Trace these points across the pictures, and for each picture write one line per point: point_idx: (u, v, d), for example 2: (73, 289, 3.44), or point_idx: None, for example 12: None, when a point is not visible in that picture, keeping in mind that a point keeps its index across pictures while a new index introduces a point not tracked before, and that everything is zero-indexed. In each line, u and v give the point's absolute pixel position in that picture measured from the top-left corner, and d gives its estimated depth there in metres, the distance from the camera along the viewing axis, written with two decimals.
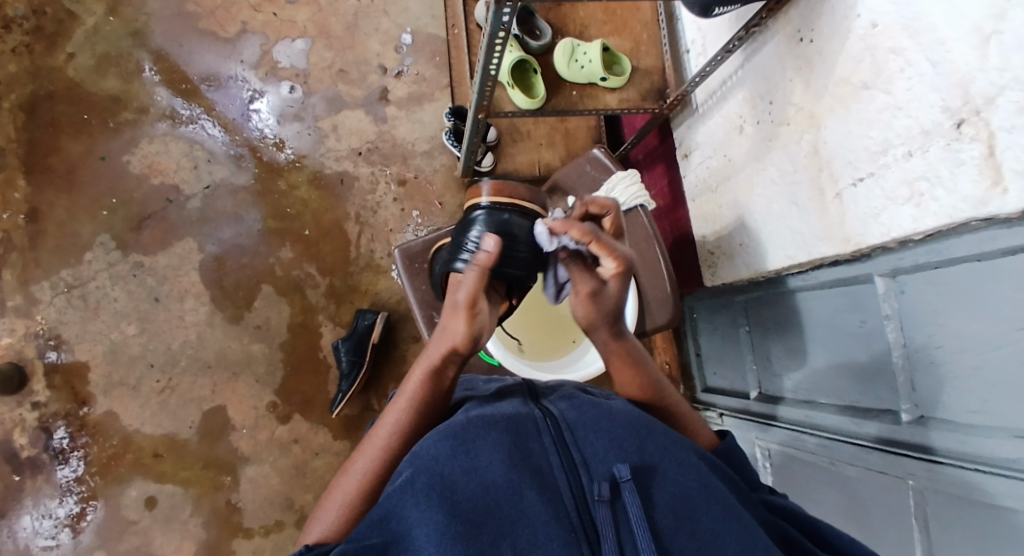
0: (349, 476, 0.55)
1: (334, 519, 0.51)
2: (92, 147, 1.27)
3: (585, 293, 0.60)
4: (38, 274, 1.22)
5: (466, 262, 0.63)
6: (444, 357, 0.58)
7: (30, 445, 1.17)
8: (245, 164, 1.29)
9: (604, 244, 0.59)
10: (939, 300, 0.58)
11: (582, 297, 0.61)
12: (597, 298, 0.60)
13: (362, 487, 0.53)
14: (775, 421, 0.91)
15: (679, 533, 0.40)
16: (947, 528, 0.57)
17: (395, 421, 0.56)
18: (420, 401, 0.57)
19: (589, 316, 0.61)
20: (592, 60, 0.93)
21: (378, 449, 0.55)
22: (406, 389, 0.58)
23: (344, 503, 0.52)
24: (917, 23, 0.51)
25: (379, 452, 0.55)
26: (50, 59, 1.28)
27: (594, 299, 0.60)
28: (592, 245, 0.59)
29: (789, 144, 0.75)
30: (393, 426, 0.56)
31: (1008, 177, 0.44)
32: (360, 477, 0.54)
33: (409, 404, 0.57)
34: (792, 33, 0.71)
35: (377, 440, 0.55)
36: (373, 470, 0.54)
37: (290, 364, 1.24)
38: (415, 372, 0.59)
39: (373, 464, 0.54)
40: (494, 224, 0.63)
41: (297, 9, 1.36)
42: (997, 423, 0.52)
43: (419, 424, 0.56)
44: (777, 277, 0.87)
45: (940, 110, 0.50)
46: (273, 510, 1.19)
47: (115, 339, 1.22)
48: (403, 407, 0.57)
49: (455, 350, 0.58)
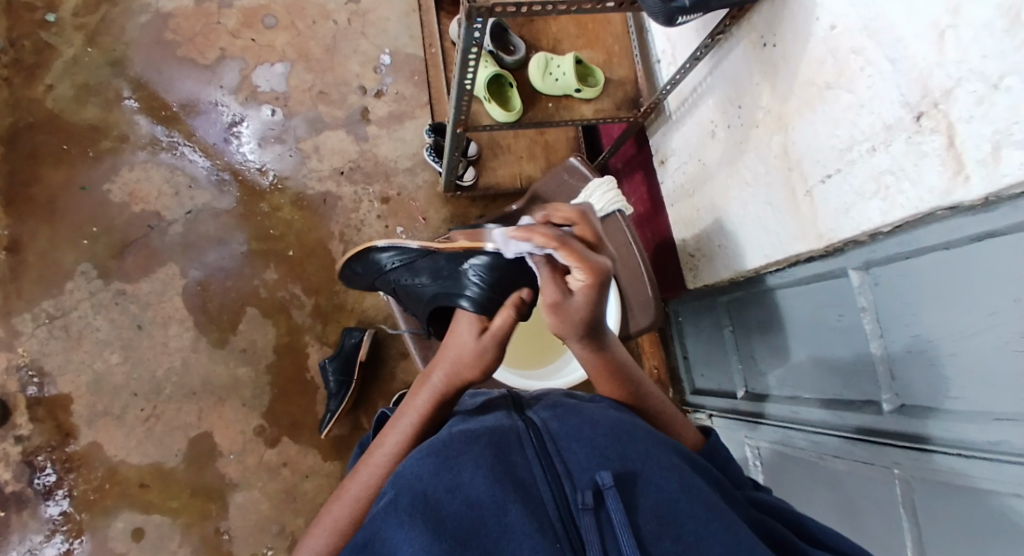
0: (339, 503, 0.55)
1: (322, 547, 0.52)
2: (73, 176, 1.26)
3: (549, 302, 0.55)
4: (20, 305, 1.20)
5: (470, 302, 0.66)
6: (451, 392, 0.61)
7: (14, 481, 1.14)
8: (228, 188, 1.29)
9: (573, 251, 0.54)
10: (912, 290, 0.59)
11: (547, 306, 0.56)
12: (563, 308, 0.55)
13: (351, 511, 0.54)
14: (762, 419, 0.92)
15: (662, 538, 0.40)
16: (935, 518, 0.57)
17: (389, 448, 0.57)
18: (415, 433, 0.58)
19: (560, 326, 0.57)
20: (566, 72, 0.95)
21: (369, 477, 0.55)
22: (405, 421, 0.59)
23: (332, 533, 0.53)
24: (874, 24, 0.53)
25: (370, 480, 0.55)
26: (29, 91, 1.28)
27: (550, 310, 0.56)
28: (559, 251, 0.54)
29: (759, 146, 0.76)
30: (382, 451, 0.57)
31: (970, 165, 0.45)
32: (351, 503, 0.54)
33: (396, 443, 0.57)
34: (756, 39, 0.73)
35: (370, 470, 0.56)
36: (361, 496, 0.54)
37: (277, 386, 1.23)
38: (416, 401, 0.60)
39: (362, 491, 0.55)
40: (498, 274, 0.65)
41: (276, 33, 1.37)
42: (977, 408, 0.53)
43: (400, 446, 0.57)
44: (756, 277, 0.88)
45: (900, 105, 0.52)
46: (264, 537, 1.17)
47: (99, 368, 1.20)
48: (398, 439, 0.57)
49: (464, 384, 0.62)
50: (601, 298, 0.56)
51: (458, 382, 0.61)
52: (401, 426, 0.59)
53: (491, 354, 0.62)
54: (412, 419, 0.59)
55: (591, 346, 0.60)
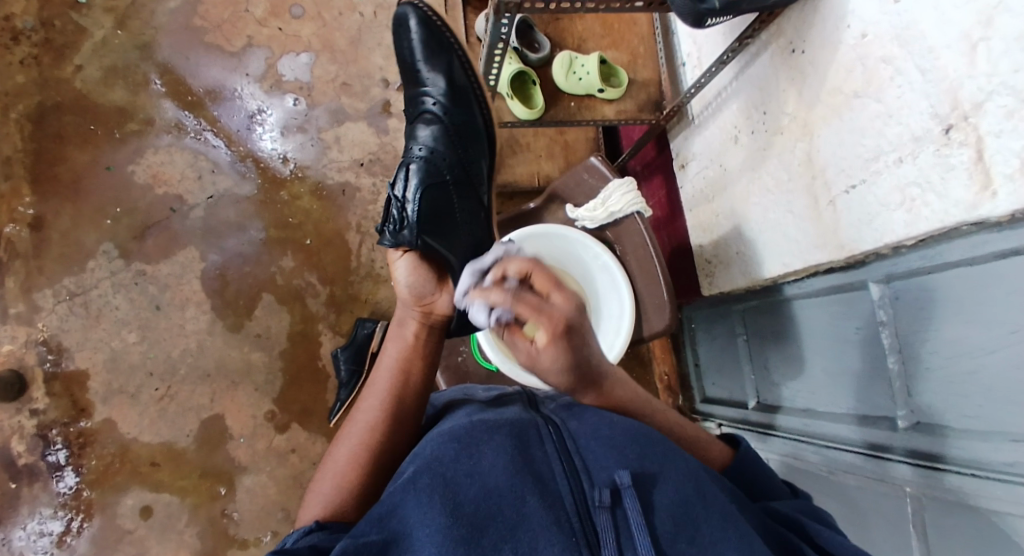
0: (343, 445, 0.59)
1: (325, 493, 0.55)
2: (98, 157, 1.29)
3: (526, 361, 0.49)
4: (41, 281, 1.23)
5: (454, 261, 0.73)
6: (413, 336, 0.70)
7: (28, 453, 1.17)
8: (249, 175, 1.31)
9: (530, 305, 0.46)
10: (933, 305, 0.58)
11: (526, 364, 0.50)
12: (536, 364, 0.48)
13: (353, 456, 0.58)
14: (774, 431, 0.92)
15: (678, 539, 0.39)
16: (944, 534, 0.55)
17: (383, 392, 0.63)
18: (398, 378, 0.64)
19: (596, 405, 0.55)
20: (590, 72, 0.95)
21: (364, 427, 0.60)
22: (386, 365, 0.66)
23: (337, 483, 0.55)
24: (906, 33, 0.52)
25: (367, 428, 0.60)
26: (59, 71, 1.31)
27: (546, 315, 0.45)
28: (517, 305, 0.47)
29: (783, 153, 0.76)
30: (378, 394, 0.63)
31: (998, 180, 0.44)
32: (351, 452, 0.58)
33: (382, 392, 0.63)
34: (784, 45, 0.73)
35: (362, 421, 0.60)
36: (367, 438, 0.59)
37: (289, 372, 1.24)
38: (388, 352, 0.68)
39: (361, 440, 0.59)
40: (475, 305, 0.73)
41: (302, 24, 1.38)
42: (994, 426, 0.52)
43: (388, 395, 0.62)
44: (774, 285, 0.88)
45: (930, 117, 0.51)
46: (270, 520, 1.18)
47: (116, 346, 1.22)
48: (385, 383, 0.64)
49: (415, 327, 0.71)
50: (572, 345, 0.47)
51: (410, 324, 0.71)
52: (385, 369, 0.66)
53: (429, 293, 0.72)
54: (397, 353, 0.68)
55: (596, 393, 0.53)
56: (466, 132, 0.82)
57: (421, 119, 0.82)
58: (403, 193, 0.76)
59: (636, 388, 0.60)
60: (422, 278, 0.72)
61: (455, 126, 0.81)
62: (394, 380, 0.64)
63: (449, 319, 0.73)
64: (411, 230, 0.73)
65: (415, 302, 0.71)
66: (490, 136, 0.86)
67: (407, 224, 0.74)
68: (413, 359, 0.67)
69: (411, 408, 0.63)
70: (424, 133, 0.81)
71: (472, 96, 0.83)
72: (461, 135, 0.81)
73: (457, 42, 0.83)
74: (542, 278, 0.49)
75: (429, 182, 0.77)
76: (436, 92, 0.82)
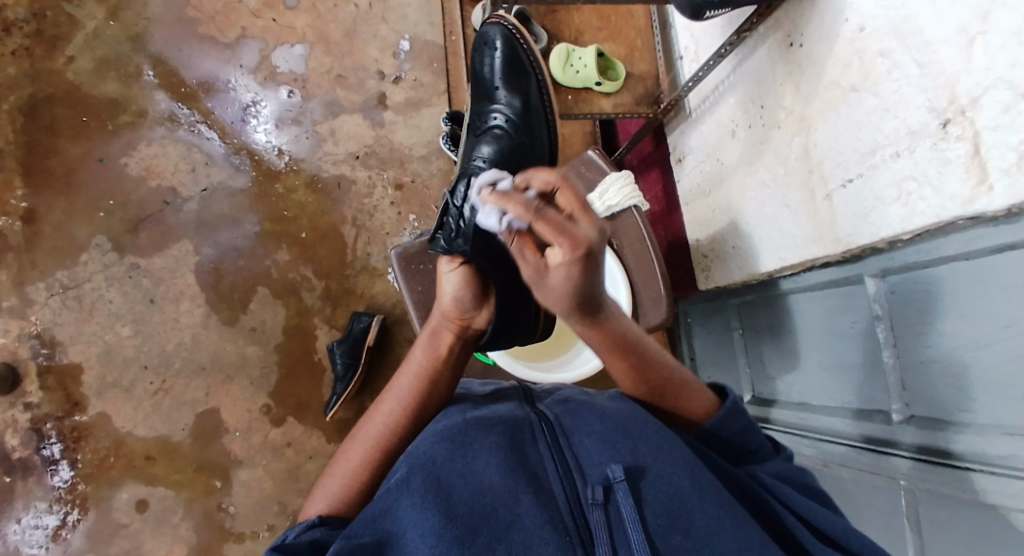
0: (355, 445, 0.59)
1: (336, 493, 0.55)
2: (90, 149, 1.28)
3: (530, 277, 0.46)
4: (33, 275, 1.22)
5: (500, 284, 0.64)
6: (446, 343, 0.67)
7: (22, 447, 1.16)
8: (243, 168, 1.30)
9: (553, 225, 0.42)
10: (927, 301, 0.58)
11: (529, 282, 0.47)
12: (541, 284, 0.46)
13: (365, 457, 0.58)
14: (770, 423, 0.92)
15: (672, 533, 0.40)
16: (937, 529, 0.56)
17: (402, 393, 0.62)
18: (425, 385, 0.63)
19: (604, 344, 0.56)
20: (587, 65, 0.95)
21: (379, 428, 0.59)
22: (411, 368, 0.65)
23: (347, 482, 0.55)
24: (904, 26, 0.52)
25: (382, 429, 0.59)
26: (50, 61, 1.29)
27: (570, 237, 0.41)
28: (536, 224, 0.42)
29: (780, 147, 0.75)
30: (397, 395, 0.62)
31: (994, 174, 0.44)
32: (364, 452, 0.58)
33: (402, 395, 0.62)
34: (782, 38, 0.72)
35: (377, 422, 0.60)
36: (378, 440, 0.58)
37: (284, 366, 1.24)
38: (415, 355, 0.66)
39: (375, 440, 0.59)
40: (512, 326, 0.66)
41: (297, 15, 1.37)
42: (987, 421, 0.52)
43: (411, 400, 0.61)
44: (770, 279, 0.88)
45: (927, 111, 0.51)
46: (265, 514, 1.18)
47: (110, 340, 1.21)
48: (409, 386, 0.63)
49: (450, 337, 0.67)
50: (592, 271, 0.44)
51: (445, 333, 0.67)
52: (408, 372, 0.64)
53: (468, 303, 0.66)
54: (424, 357, 0.65)
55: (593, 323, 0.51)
56: (526, 148, 0.87)
57: (488, 132, 0.88)
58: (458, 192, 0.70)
59: (631, 324, 0.58)
60: (468, 290, 0.66)
61: (517, 142, 0.85)
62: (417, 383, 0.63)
63: (482, 334, 0.69)
64: (465, 239, 0.64)
65: (451, 308, 0.67)
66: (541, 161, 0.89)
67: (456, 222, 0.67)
68: (440, 368, 0.65)
69: (428, 409, 0.62)
70: (486, 147, 0.86)
71: (538, 113, 0.88)
72: (518, 153, 0.85)
73: (536, 65, 0.88)
74: (569, 196, 0.44)
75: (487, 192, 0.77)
76: (504, 109, 0.87)
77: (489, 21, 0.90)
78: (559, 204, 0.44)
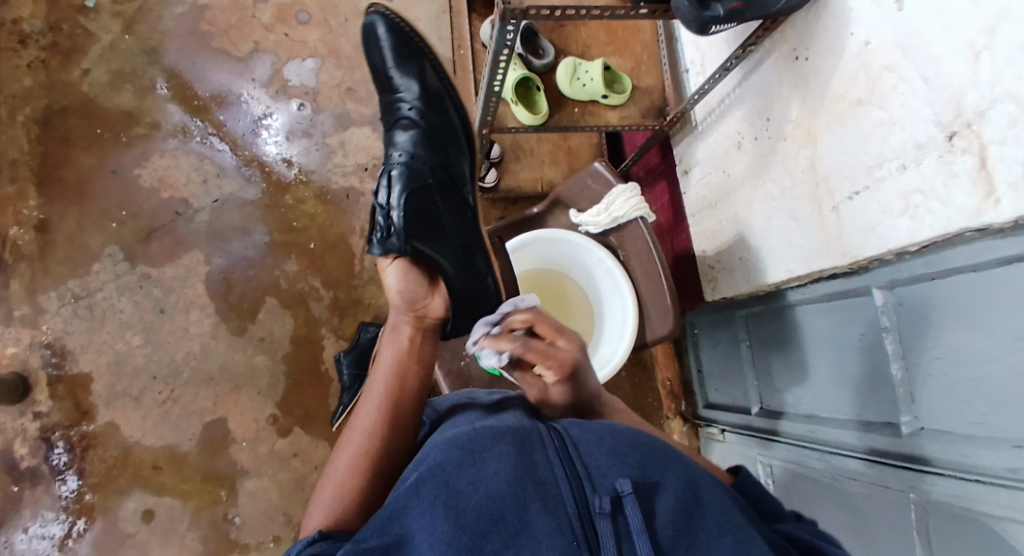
0: (341, 454, 0.59)
1: (328, 503, 0.54)
2: (104, 160, 1.30)
3: (535, 398, 0.64)
4: (46, 284, 1.24)
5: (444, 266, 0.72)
6: (407, 341, 0.69)
7: (31, 455, 1.17)
8: (254, 179, 1.32)
9: (539, 352, 0.61)
10: (938, 313, 0.58)
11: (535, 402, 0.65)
12: (544, 400, 0.64)
13: (354, 463, 0.57)
14: (778, 437, 0.91)
15: (679, 543, 0.39)
16: (950, 545, 0.56)
17: (379, 395, 0.63)
18: (396, 383, 0.64)
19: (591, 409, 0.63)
20: (594, 78, 0.95)
21: (363, 433, 0.59)
22: (382, 370, 0.66)
23: (338, 491, 0.55)
24: (910, 41, 0.53)
25: (365, 433, 0.59)
26: (66, 74, 1.32)
27: (556, 361, 0.61)
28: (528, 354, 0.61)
29: (786, 160, 0.76)
30: (374, 398, 0.63)
31: (1001, 188, 0.44)
32: (351, 459, 0.57)
33: (380, 396, 0.63)
34: (788, 52, 0.73)
35: (361, 426, 0.60)
36: (363, 444, 0.58)
37: (292, 376, 1.25)
38: (383, 357, 0.68)
39: (362, 446, 0.58)
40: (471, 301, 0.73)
41: (308, 30, 1.39)
42: (997, 434, 0.52)
43: (387, 399, 0.62)
44: (777, 291, 0.88)
45: (933, 124, 0.51)
46: (271, 525, 1.18)
47: (120, 349, 1.23)
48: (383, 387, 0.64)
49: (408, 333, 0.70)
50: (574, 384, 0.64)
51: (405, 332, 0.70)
52: (380, 373, 0.66)
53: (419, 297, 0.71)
54: (391, 356, 0.67)
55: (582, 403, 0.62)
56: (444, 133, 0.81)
57: (400, 124, 0.82)
58: (388, 199, 0.76)
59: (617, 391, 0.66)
60: (411, 283, 0.71)
61: (431, 130, 0.80)
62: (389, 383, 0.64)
63: (441, 322, 0.73)
64: (398, 237, 0.72)
65: (404, 305, 0.70)
66: (468, 137, 0.85)
67: (391, 228, 0.73)
68: (406, 364, 0.67)
69: (406, 409, 0.63)
70: (402, 138, 0.80)
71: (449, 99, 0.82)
72: (438, 137, 0.80)
73: (426, 49, 0.82)
74: (546, 328, 0.64)
75: (414, 187, 0.75)
76: (407, 92, 0.81)
77: (371, 9, 0.82)
78: (540, 333, 0.64)
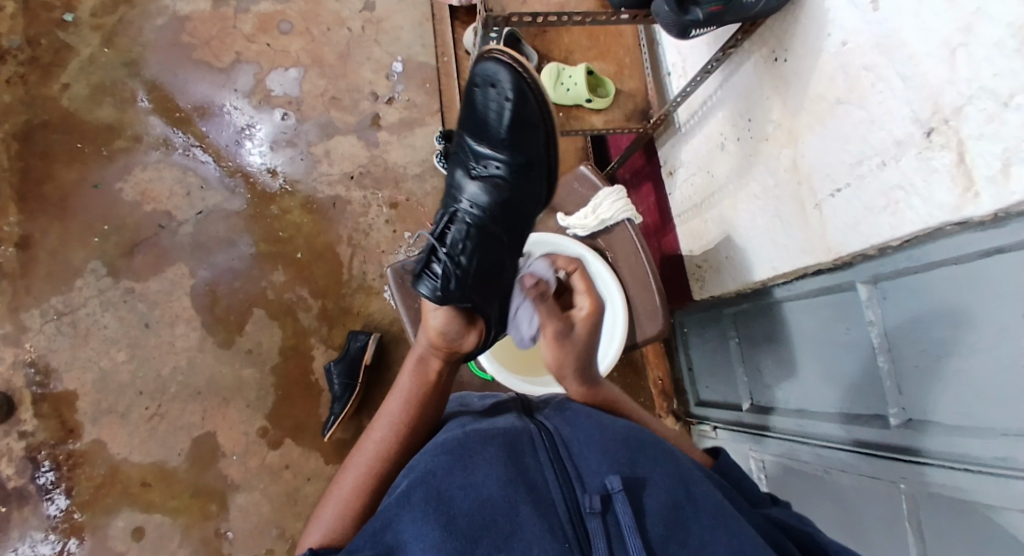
0: (348, 474, 0.58)
1: (330, 525, 0.54)
2: (86, 174, 1.28)
3: (552, 334, 0.72)
4: (28, 301, 1.21)
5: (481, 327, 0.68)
6: (430, 372, 0.66)
7: (15, 476, 1.15)
8: (238, 191, 1.30)
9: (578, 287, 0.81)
10: (919, 306, 0.59)
11: (551, 340, 0.72)
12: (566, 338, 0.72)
13: (359, 486, 0.57)
14: (768, 431, 0.92)
15: (670, 541, 0.40)
16: (938, 533, 0.57)
17: (392, 418, 0.61)
18: (412, 408, 0.63)
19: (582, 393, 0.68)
20: (577, 83, 0.97)
21: (371, 456, 0.59)
22: (400, 392, 0.64)
23: (342, 512, 0.55)
24: (887, 41, 0.54)
25: (375, 456, 0.59)
26: (45, 89, 1.30)
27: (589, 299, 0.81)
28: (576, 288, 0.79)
29: (769, 160, 0.77)
30: (387, 421, 0.61)
31: (979, 182, 0.46)
32: (357, 481, 0.57)
33: (394, 420, 0.61)
34: (768, 54, 0.74)
35: (371, 448, 0.59)
36: (371, 469, 0.58)
37: (281, 388, 1.23)
38: (403, 379, 0.65)
39: (368, 468, 0.58)
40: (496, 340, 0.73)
41: (291, 39, 1.39)
42: (982, 425, 0.52)
43: (401, 425, 0.61)
44: (763, 288, 0.89)
45: (911, 121, 0.52)
46: (264, 539, 1.16)
47: (105, 365, 1.20)
48: (398, 411, 0.62)
49: (433, 366, 0.66)
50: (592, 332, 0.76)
51: (428, 360, 0.66)
52: (398, 395, 0.64)
53: (453, 332, 0.66)
54: (411, 383, 0.65)
55: (586, 385, 0.69)
56: (527, 199, 0.75)
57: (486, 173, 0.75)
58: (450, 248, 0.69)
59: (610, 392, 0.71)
60: (455, 326, 0.66)
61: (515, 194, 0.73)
62: (406, 405, 0.63)
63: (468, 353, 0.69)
64: (454, 291, 0.66)
65: (437, 335, 0.66)
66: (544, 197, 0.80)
67: (449, 282, 0.66)
68: (427, 392, 0.64)
69: (419, 434, 0.62)
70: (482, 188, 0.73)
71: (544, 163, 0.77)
72: (522, 202, 0.73)
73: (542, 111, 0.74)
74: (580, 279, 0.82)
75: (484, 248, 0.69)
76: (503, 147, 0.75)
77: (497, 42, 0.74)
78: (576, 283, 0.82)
